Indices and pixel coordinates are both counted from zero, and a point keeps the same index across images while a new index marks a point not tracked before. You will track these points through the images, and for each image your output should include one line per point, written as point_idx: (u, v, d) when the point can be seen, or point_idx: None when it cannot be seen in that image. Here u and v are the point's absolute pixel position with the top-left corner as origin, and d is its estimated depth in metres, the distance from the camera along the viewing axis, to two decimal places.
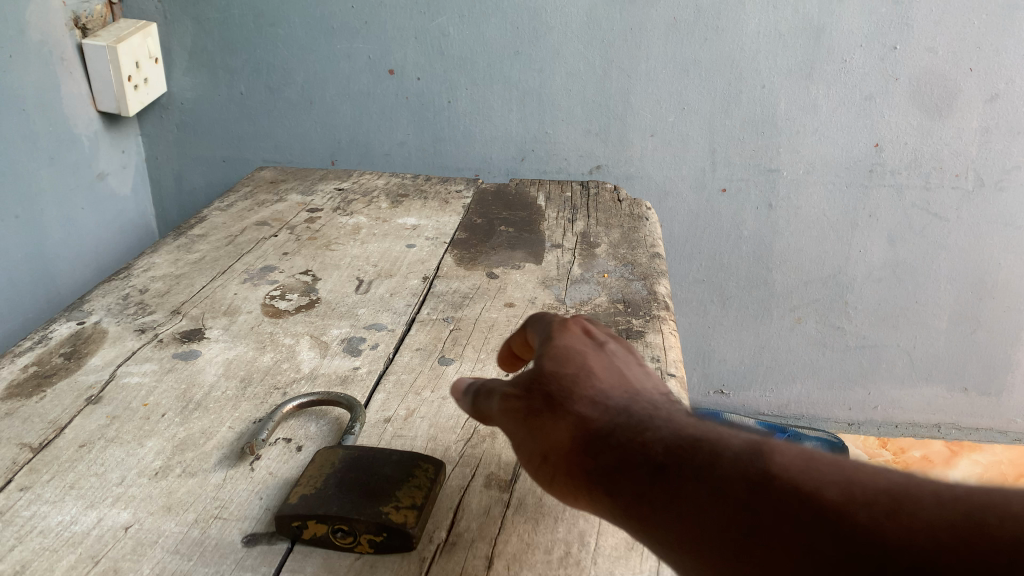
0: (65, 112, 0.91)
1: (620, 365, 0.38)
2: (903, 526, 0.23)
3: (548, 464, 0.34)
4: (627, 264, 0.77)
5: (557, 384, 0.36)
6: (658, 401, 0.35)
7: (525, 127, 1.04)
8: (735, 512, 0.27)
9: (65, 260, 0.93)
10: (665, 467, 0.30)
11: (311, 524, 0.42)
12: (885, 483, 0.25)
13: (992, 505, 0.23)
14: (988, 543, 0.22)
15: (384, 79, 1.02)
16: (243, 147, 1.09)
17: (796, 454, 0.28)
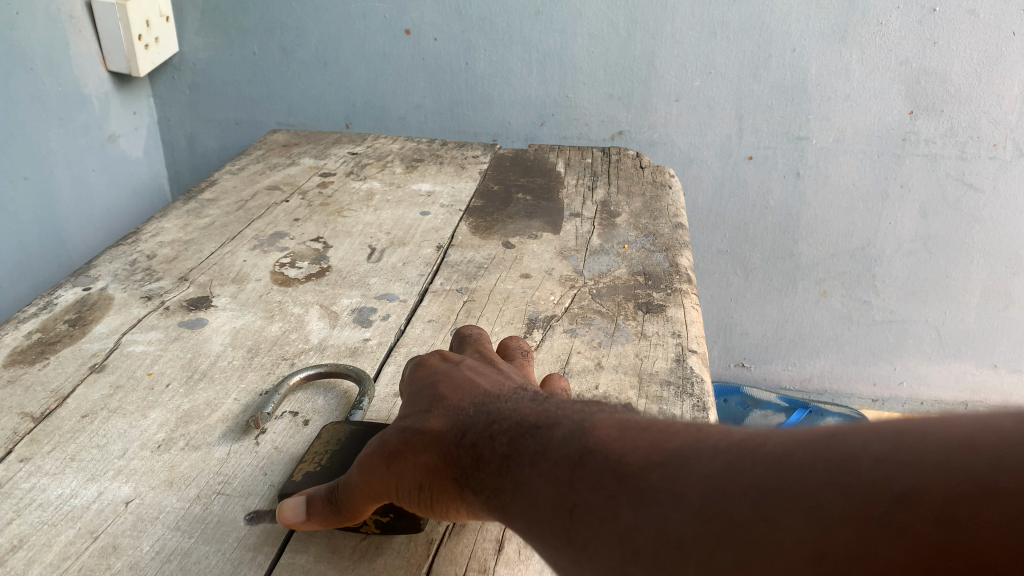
0: (75, 71, 0.89)
1: (466, 374, 0.39)
2: (700, 477, 0.24)
3: (418, 492, 0.34)
4: (648, 235, 0.74)
5: (409, 416, 0.37)
6: (502, 398, 0.36)
7: (545, 91, 1.01)
8: (555, 488, 0.28)
9: (76, 223, 0.92)
10: (505, 457, 0.30)
11: None
12: (679, 441, 0.26)
13: (769, 446, 0.23)
14: (765, 473, 0.23)
15: (400, 39, 0.99)
16: (257, 109, 1.06)
17: (602, 427, 0.29)
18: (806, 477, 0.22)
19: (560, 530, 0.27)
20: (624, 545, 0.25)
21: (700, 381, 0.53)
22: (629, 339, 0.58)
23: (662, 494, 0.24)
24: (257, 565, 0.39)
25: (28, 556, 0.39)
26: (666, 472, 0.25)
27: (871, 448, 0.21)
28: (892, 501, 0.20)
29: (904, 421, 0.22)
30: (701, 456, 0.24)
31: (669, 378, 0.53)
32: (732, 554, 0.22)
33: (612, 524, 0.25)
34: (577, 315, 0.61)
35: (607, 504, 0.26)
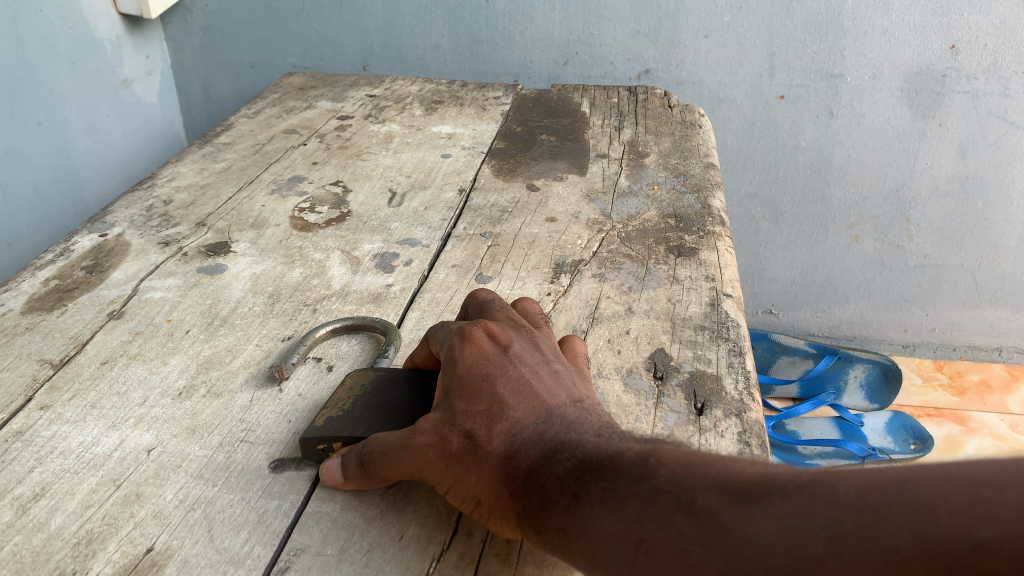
0: (84, 13, 0.87)
1: (521, 367, 0.35)
2: (778, 520, 0.24)
3: (474, 507, 0.32)
4: (678, 175, 0.72)
5: (467, 416, 0.33)
6: (563, 417, 0.33)
7: (569, 28, 0.97)
8: (626, 528, 0.27)
9: (92, 170, 0.91)
10: (570, 490, 0.29)
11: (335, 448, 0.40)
12: (750, 481, 0.25)
13: (839, 491, 0.23)
14: (842, 520, 0.22)
15: None
16: (271, 51, 1.04)
17: (670, 463, 0.28)
18: (881, 525, 0.22)
19: (625, 562, 0.27)
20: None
21: (736, 326, 0.51)
22: (660, 283, 0.56)
23: (740, 536, 0.24)
24: (283, 514, 0.38)
25: (52, 504, 0.38)
26: (741, 514, 0.24)
27: (943, 498, 0.21)
28: (968, 553, 0.20)
29: (971, 467, 0.22)
30: (780, 503, 0.24)
31: (703, 323, 0.51)
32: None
33: (682, 560, 0.25)
34: (606, 259, 0.59)
35: (679, 542, 0.25)
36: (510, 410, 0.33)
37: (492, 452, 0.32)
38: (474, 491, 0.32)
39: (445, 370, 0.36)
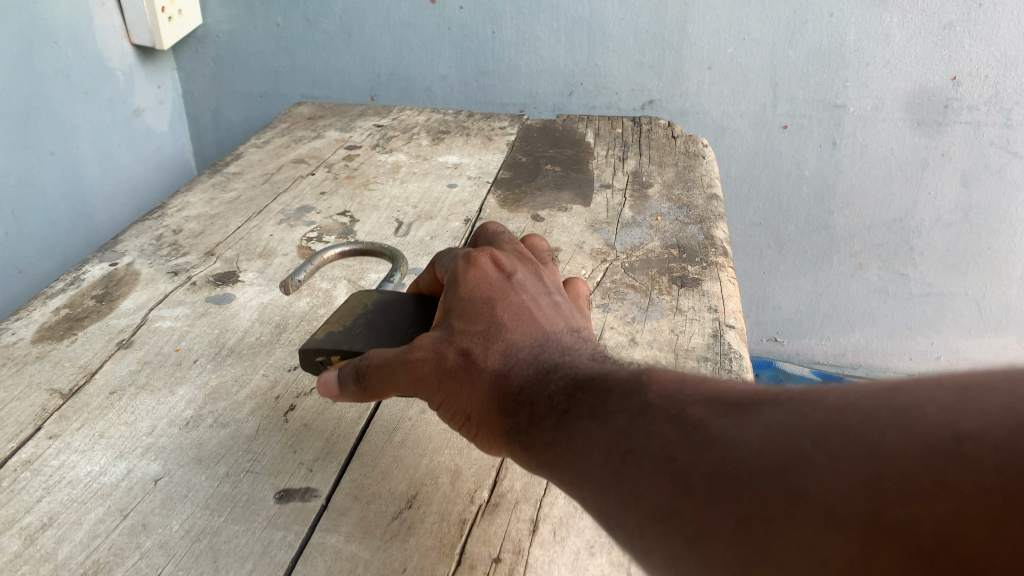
0: (98, 45, 0.89)
1: (523, 300, 0.37)
2: (770, 422, 0.22)
3: (465, 423, 0.33)
4: (681, 206, 0.72)
5: (466, 335, 0.35)
6: (555, 343, 0.34)
7: (573, 59, 0.99)
8: (609, 433, 0.27)
9: (102, 198, 0.92)
10: (556, 403, 0.30)
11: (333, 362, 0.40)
12: (749, 392, 0.24)
13: (830, 399, 0.22)
14: (834, 417, 0.21)
15: (425, 8, 0.97)
16: (281, 81, 1.05)
17: (665, 379, 0.27)
18: (872, 421, 0.20)
19: (606, 472, 0.25)
20: (679, 488, 0.23)
21: (739, 357, 0.51)
22: (663, 314, 0.56)
23: (728, 438, 0.23)
24: (287, 545, 0.38)
25: (59, 533, 0.38)
26: (733, 420, 0.23)
27: (944, 398, 0.20)
28: (952, 441, 0.18)
29: (970, 376, 0.20)
30: (777, 411, 0.23)
31: (706, 355, 0.51)
32: (783, 492, 0.20)
33: (664, 468, 0.24)
34: (610, 289, 0.59)
35: (666, 450, 0.24)
36: (506, 331, 0.35)
37: (483, 366, 0.33)
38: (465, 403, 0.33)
39: (449, 292, 0.38)
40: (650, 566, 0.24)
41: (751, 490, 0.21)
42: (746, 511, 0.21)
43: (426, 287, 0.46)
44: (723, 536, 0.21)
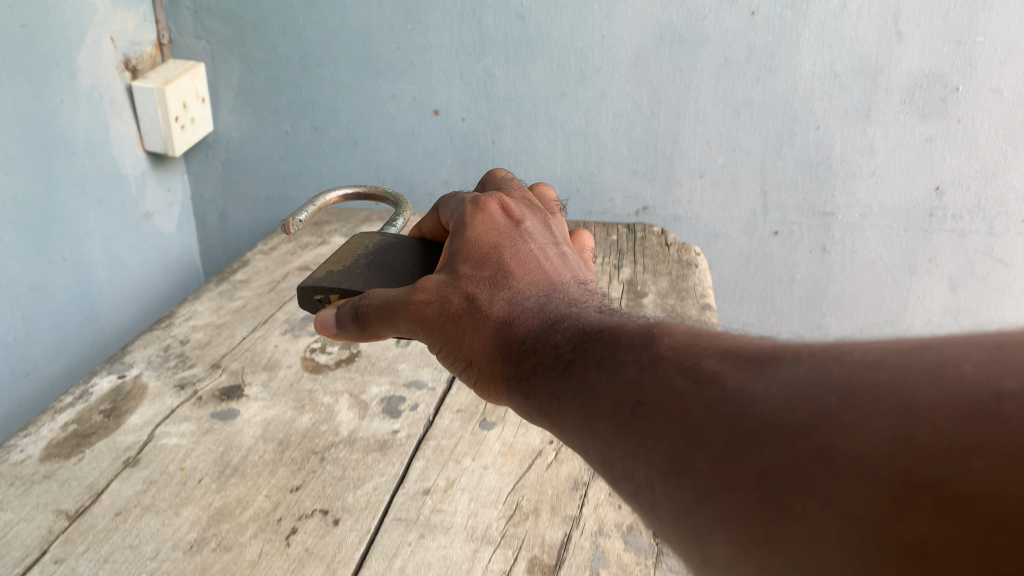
0: (114, 153, 0.92)
1: (521, 259, 0.47)
2: (781, 380, 0.26)
3: (468, 360, 0.44)
4: (675, 317, 0.75)
5: (468, 285, 0.45)
6: (545, 293, 0.44)
7: (570, 167, 1.04)
8: (591, 355, 0.36)
9: (110, 299, 0.94)
10: (559, 354, 0.38)
11: (330, 299, 0.53)
12: (760, 351, 0.29)
13: (856, 355, 0.26)
14: (836, 375, 0.25)
15: (429, 119, 1.03)
16: (287, 185, 1.08)
17: (667, 332, 0.34)
18: (868, 382, 0.24)
19: (629, 428, 0.31)
20: (693, 442, 0.28)
21: None
22: None
23: (740, 397, 0.27)
24: None
25: None
26: (744, 376, 0.28)
27: (931, 364, 0.23)
28: (989, 398, 0.21)
29: (997, 337, 0.23)
30: (786, 367, 0.27)
31: None
32: (809, 444, 0.24)
33: (683, 422, 0.28)
34: None
35: (686, 407, 0.29)
36: (505, 283, 0.45)
37: (485, 311, 0.43)
38: (468, 341, 0.44)
39: (459, 239, 0.49)
40: (660, 514, 0.29)
41: (767, 450, 0.25)
42: (763, 467, 0.25)
43: (428, 230, 0.59)
44: (736, 487, 0.26)
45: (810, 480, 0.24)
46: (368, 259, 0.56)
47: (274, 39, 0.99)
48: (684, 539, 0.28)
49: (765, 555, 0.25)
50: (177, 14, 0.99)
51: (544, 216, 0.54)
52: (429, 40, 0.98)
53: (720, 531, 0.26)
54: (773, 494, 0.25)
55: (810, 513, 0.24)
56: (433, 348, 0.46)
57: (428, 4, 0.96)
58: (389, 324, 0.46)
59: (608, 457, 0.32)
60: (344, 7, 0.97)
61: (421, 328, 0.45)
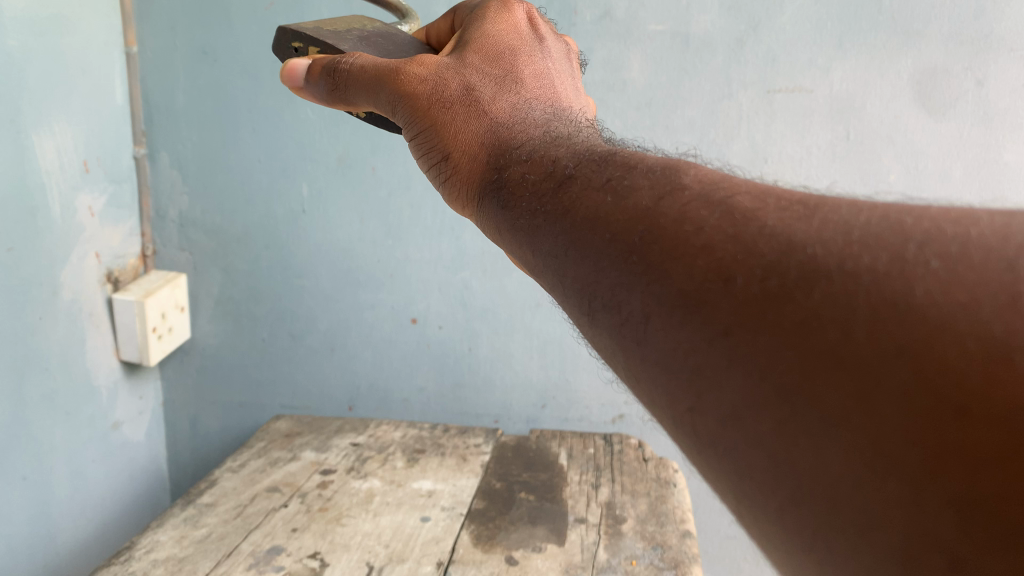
0: (87, 366, 0.92)
1: (522, 72, 0.59)
2: (829, 221, 0.29)
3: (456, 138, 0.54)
4: (655, 546, 0.73)
5: (472, 80, 0.56)
6: (534, 111, 0.55)
7: (546, 375, 1.05)
8: (593, 175, 0.41)
9: (68, 517, 0.90)
10: (543, 160, 0.46)
11: (309, 49, 0.66)
12: (805, 199, 0.31)
13: (937, 214, 0.27)
14: (897, 225, 0.27)
15: (406, 327, 1.05)
16: (260, 392, 1.09)
17: (695, 173, 0.37)
18: (932, 233, 0.26)
19: (636, 261, 0.34)
20: (719, 280, 0.29)
21: None
22: None
23: (784, 235, 0.29)
24: None
25: None
26: (785, 215, 0.30)
27: (1006, 230, 0.25)
28: None
29: None
30: (835, 212, 0.29)
31: None
32: (870, 287, 0.25)
33: (705, 254, 0.31)
34: None
35: (710, 242, 0.31)
36: (499, 92, 0.56)
37: (475, 110, 0.54)
38: (454, 132, 0.54)
39: (473, 40, 0.61)
40: (648, 354, 0.31)
41: (814, 295, 0.26)
42: (802, 317, 0.26)
43: (433, 35, 0.72)
44: (761, 326, 0.27)
45: (851, 320, 0.25)
46: (358, 36, 0.68)
47: (257, 251, 1.03)
48: (682, 382, 0.30)
49: (779, 395, 0.26)
50: (162, 227, 1.03)
51: (561, 49, 0.66)
52: (408, 254, 1.02)
53: (734, 368, 0.28)
54: (802, 334, 0.26)
55: (846, 355, 0.25)
56: (417, 138, 0.56)
57: (408, 222, 1.00)
58: (370, 92, 0.58)
59: (600, 296, 0.35)
60: (327, 224, 1.01)
61: (409, 103, 0.56)
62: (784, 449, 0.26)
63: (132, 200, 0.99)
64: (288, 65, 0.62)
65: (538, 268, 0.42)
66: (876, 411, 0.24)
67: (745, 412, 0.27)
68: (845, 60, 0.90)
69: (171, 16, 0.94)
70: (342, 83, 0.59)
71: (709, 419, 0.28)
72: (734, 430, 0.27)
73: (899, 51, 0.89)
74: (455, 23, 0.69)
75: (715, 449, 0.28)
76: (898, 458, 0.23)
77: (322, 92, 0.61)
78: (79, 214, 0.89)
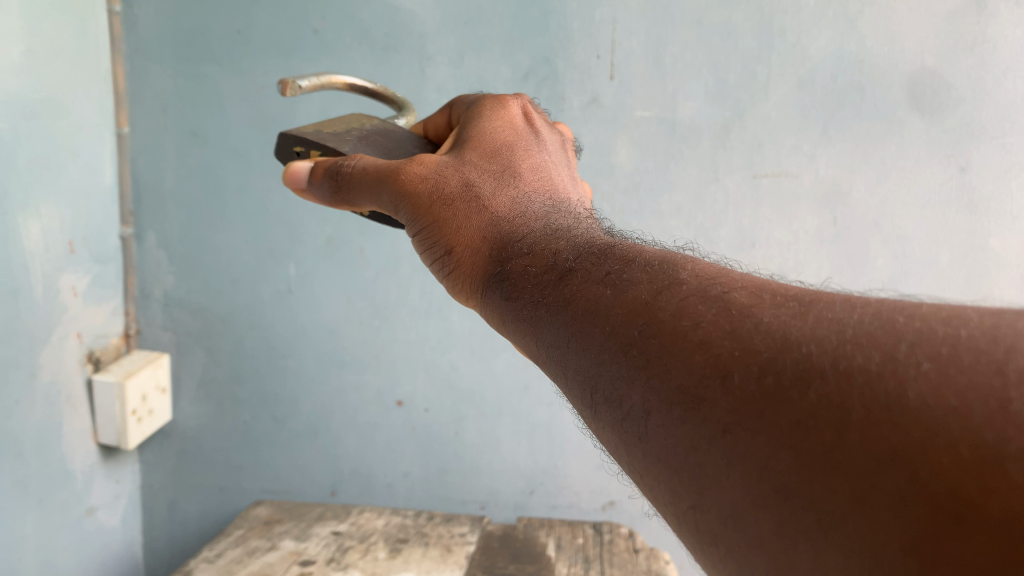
0: (63, 449, 0.89)
1: (521, 166, 0.59)
2: (824, 319, 0.29)
3: (452, 235, 0.53)
4: None
5: (468, 174, 0.56)
6: (535, 203, 0.54)
7: (534, 461, 1.05)
8: (593, 268, 0.41)
9: None
10: (541, 262, 0.45)
11: (310, 152, 0.64)
12: (799, 294, 0.32)
13: (923, 313, 0.28)
14: (888, 324, 0.28)
15: (391, 410, 1.04)
16: (241, 476, 1.08)
17: (694, 267, 0.37)
18: (923, 334, 0.26)
19: (635, 354, 0.34)
20: (716, 377, 0.30)
21: None
22: None
23: (779, 332, 0.30)
24: None
25: None
26: (780, 312, 0.31)
27: (994, 332, 0.25)
28: None
29: None
30: (829, 308, 0.30)
31: None
32: (861, 388, 0.26)
33: (703, 349, 0.31)
34: None
35: (708, 338, 0.31)
36: (499, 186, 0.56)
37: (475, 201, 0.54)
38: (452, 226, 0.53)
39: (474, 135, 0.61)
40: (648, 450, 0.32)
41: (809, 396, 0.27)
42: (800, 415, 0.27)
43: (430, 131, 0.73)
44: (759, 427, 0.28)
45: (845, 423, 0.25)
46: (358, 134, 0.68)
47: (242, 332, 1.02)
48: (682, 479, 0.30)
49: (777, 496, 0.26)
50: (146, 306, 1.01)
51: (559, 140, 0.66)
52: (395, 335, 1.01)
53: (733, 471, 0.28)
54: (798, 435, 0.26)
55: (841, 457, 0.25)
56: (415, 230, 0.56)
57: (395, 302, 1.00)
58: (372, 193, 0.57)
59: (602, 391, 0.35)
60: (314, 304, 1.00)
61: (410, 201, 0.55)
62: (783, 551, 0.26)
63: (117, 280, 0.98)
64: (291, 166, 0.61)
65: (542, 361, 0.41)
66: (871, 515, 0.24)
67: (744, 512, 0.27)
68: (830, 148, 0.91)
69: (162, 99, 0.94)
70: (346, 185, 0.57)
71: (709, 518, 0.29)
72: (733, 530, 0.28)
73: (882, 138, 0.91)
74: (451, 117, 0.70)
75: (716, 546, 0.28)
76: (893, 565, 0.23)
77: (327, 194, 0.59)
78: (62, 294, 0.87)
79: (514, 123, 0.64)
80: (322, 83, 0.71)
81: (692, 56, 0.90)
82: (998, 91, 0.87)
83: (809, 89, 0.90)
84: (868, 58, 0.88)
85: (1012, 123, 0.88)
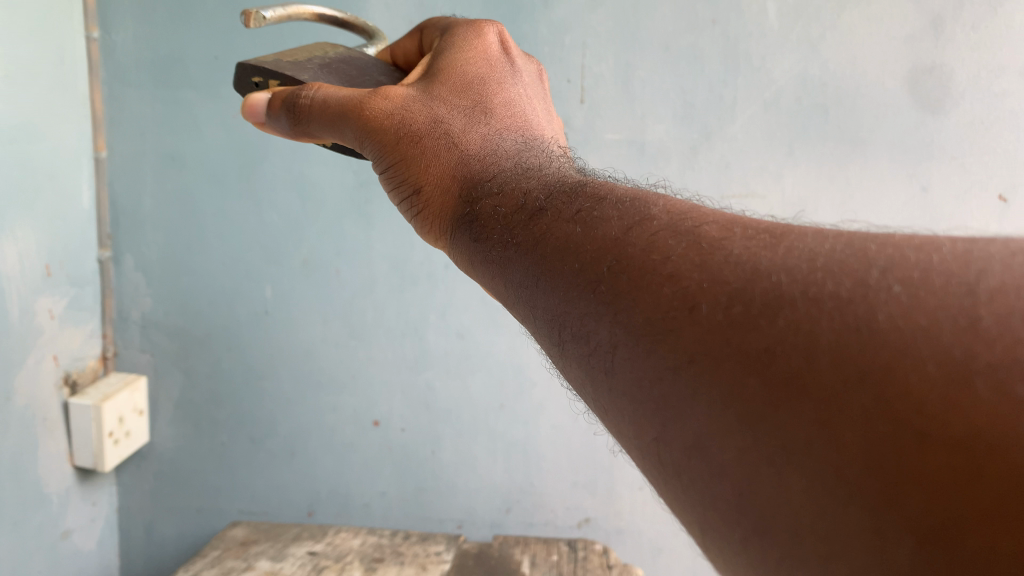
0: (39, 472, 0.89)
1: (491, 102, 0.59)
2: (795, 249, 0.30)
3: (425, 179, 0.54)
4: None
5: (439, 116, 0.56)
6: (505, 141, 0.55)
7: (510, 478, 1.06)
8: (563, 207, 0.42)
9: None
10: (515, 198, 0.46)
11: (269, 81, 0.66)
12: (769, 228, 0.33)
13: (896, 239, 0.28)
14: (860, 252, 0.28)
15: (368, 429, 1.05)
16: (219, 497, 1.08)
17: (665, 204, 0.38)
18: (894, 260, 0.27)
19: (604, 286, 0.34)
20: (685, 308, 0.30)
21: None
22: None
23: (749, 264, 0.30)
24: None
25: None
26: (751, 244, 0.31)
27: (966, 256, 0.26)
28: None
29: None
30: (800, 240, 0.30)
31: None
32: (830, 309, 0.26)
33: (673, 281, 0.31)
34: None
35: (677, 272, 0.32)
36: (470, 124, 0.56)
37: (445, 141, 0.55)
38: (424, 169, 0.54)
39: (444, 69, 0.61)
40: (614, 379, 0.32)
41: (778, 322, 0.27)
42: (768, 342, 0.27)
43: (399, 53, 0.74)
44: (725, 355, 0.28)
45: (813, 347, 0.25)
46: (320, 62, 0.69)
47: (219, 352, 1.02)
48: (648, 411, 0.30)
49: (742, 422, 0.26)
50: (124, 328, 1.02)
51: (531, 70, 0.67)
52: (372, 355, 1.02)
53: (699, 400, 0.28)
54: (765, 362, 0.26)
55: (809, 382, 0.25)
56: (386, 171, 0.57)
57: (371, 323, 1.01)
58: (333, 129, 0.58)
59: (570, 326, 0.35)
60: (292, 325, 1.01)
61: (375, 138, 0.56)
62: (747, 478, 0.26)
63: (94, 302, 0.98)
64: (249, 100, 0.62)
65: (510, 301, 0.42)
66: (835, 439, 0.24)
67: (710, 442, 0.27)
68: (796, 166, 0.94)
69: (140, 123, 0.96)
70: (304, 116, 0.59)
71: (673, 449, 0.29)
72: (698, 460, 0.28)
73: (848, 158, 0.93)
74: (421, 40, 0.71)
75: (679, 479, 0.29)
76: (858, 485, 0.23)
77: (283, 126, 0.61)
78: (38, 317, 0.87)
79: (483, 54, 0.64)
80: (289, 14, 0.72)
81: (661, 80, 0.92)
82: (957, 112, 0.90)
83: (774, 111, 0.92)
84: (830, 80, 0.91)
85: (972, 143, 0.91)
